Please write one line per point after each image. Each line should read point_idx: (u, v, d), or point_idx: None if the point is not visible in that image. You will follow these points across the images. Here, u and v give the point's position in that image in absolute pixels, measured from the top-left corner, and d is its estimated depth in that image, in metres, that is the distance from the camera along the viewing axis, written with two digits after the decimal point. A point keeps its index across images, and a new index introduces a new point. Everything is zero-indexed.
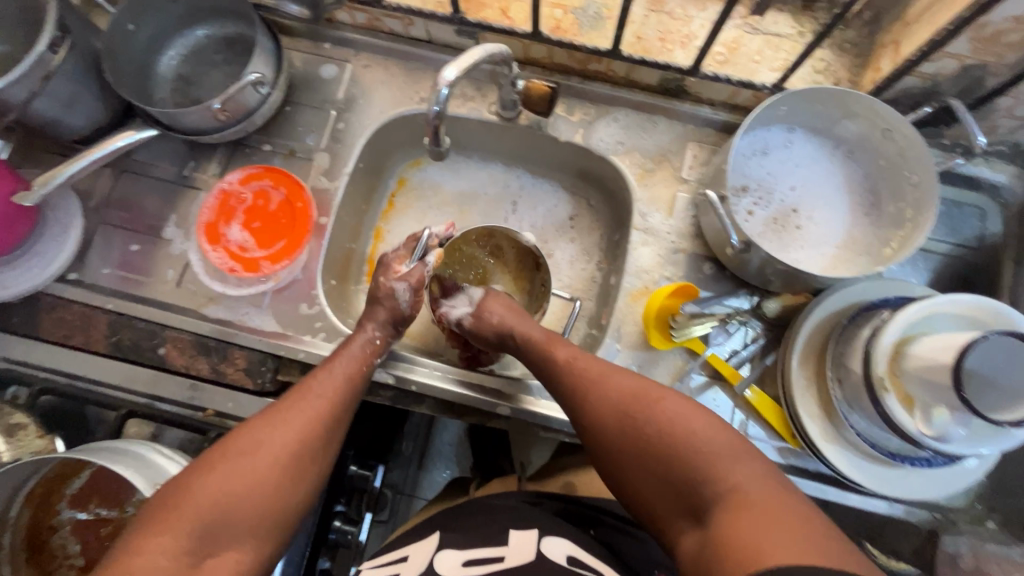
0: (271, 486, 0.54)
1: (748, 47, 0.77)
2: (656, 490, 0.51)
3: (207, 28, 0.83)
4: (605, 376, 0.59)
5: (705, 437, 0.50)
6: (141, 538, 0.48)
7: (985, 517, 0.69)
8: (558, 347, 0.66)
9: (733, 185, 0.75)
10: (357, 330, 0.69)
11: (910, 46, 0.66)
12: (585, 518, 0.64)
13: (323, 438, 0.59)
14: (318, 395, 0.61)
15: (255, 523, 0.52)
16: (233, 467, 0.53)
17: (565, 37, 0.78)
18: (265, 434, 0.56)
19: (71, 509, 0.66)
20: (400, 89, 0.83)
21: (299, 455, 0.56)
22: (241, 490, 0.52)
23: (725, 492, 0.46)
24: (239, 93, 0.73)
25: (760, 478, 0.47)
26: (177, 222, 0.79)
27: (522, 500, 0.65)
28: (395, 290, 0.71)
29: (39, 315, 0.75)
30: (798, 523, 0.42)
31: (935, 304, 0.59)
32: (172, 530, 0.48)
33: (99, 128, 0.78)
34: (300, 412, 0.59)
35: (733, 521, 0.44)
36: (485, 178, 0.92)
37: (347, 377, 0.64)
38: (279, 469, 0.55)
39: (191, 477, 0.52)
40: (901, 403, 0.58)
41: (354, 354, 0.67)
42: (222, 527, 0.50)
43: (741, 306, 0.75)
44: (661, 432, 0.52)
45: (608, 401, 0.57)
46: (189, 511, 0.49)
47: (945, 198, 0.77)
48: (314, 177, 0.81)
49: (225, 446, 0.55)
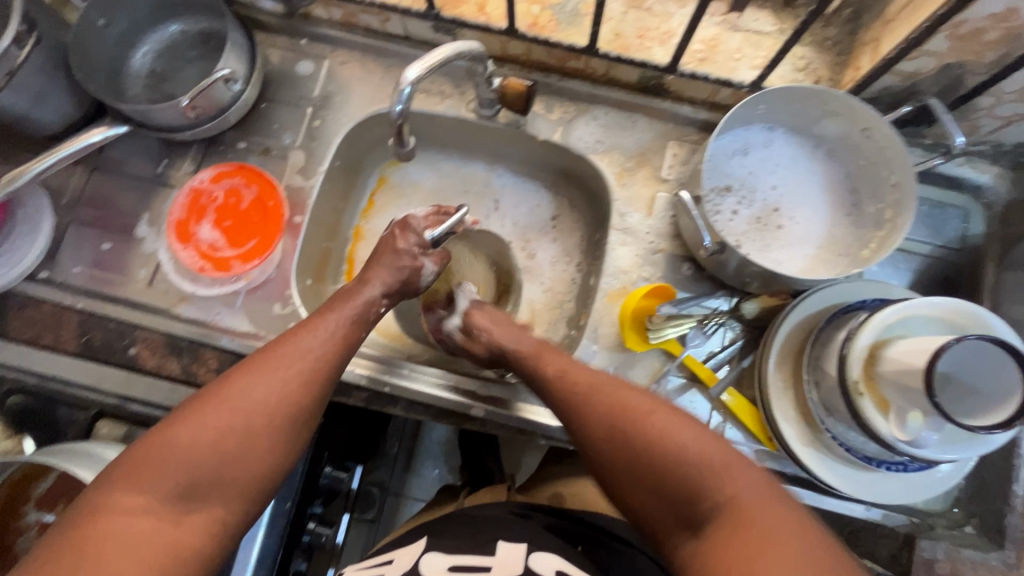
0: (255, 444, 0.51)
1: (728, 45, 0.76)
2: (654, 503, 0.51)
3: (181, 24, 0.81)
4: (593, 391, 0.57)
5: (706, 449, 0.50)
6: (121, 493, 0.46)
7: (963, 522, 0.68)
8: (546, 363, 0.63)
9: (712, 185, 0.74)
10: (359, 291, 0.65)
11: (889, 44, 0.65)
12: (575, 535, 0.60)
13: (311, 393, 0.56)
14: (317, 352, 0.58)
15: (243, 483, 0.51)
16: (222, 424, 0.51)
17: (542, 34, 0.76)
18: (249, 387, 0.53)
19: (38, 511, 0.64)
20: (377, 87, 0.82)
21: (293, 415, 0.54)
22: (230, 450, 0.50)
23: (729, 507, 0.46)
24: (210, 89, 0.72)
25: (759, 490, 0.47)
26: (150, 221, 0.78)
27: (512, 510, 0.64)
28: (422, 267, 0.70)
29: (9, 315, 0.74)
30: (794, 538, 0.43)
31: (909, 308, 0.59)
32: (156, 488, 0.47)
33: (70, 125, 0.76)
34: (296, 366, 0.56)
35: (740, 536, 0.44)
36: (466, 176, 0.91)
37: (345, 336, 0.61)
38: (271, 429, 0.52)
39: (176, 429, 0.50)
40: (877, 406, 0.58)
41: (354, 314, 0.63)
42: (210, 486, 0.49)
43: (719, 307, 0.74)
44: (659, 441, 0.51)
45: (602, 411, 0.55)
46: (173, 468, 0.48)
47: (927, 198, 0.76)
48: (289, 175, 0.80)
49: (209, 396, 0.52)
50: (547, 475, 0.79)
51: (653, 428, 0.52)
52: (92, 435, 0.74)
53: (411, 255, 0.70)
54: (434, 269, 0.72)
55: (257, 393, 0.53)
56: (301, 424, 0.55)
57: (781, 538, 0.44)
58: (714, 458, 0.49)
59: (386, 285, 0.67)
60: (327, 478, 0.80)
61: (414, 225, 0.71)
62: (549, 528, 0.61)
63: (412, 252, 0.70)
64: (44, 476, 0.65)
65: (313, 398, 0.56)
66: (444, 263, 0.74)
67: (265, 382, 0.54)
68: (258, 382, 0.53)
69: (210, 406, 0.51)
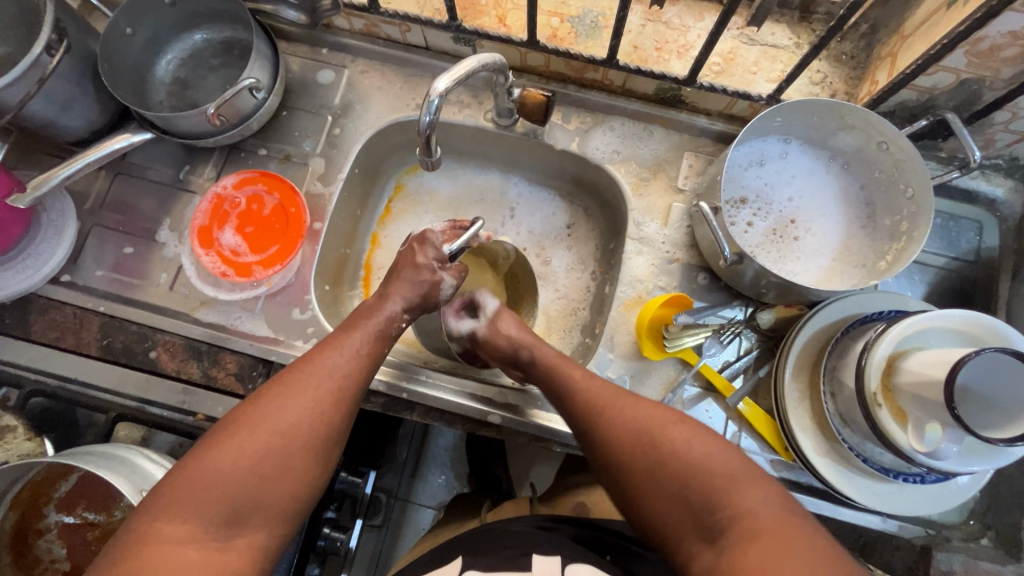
0: (291, 469, 0.52)
1: (745, 58, 0.77)
2: (674, 512, 0.51)
3: (205, 32, 0.83)
4: (619, 401, 0.59)
5: (721, 467, 0.51)
6: (164, 523, 0.47)
7: (979, 534, 0.68)
8: (569, 368, 0.65)
9: (730, 196, 0.75)
10: (381, 307, 0.66)
11: (906, 59, 0.66)
12: (608, 545, 0.62)
13: (342, 416, 0.57)
14: (344, 372, 0.58)
15: (282, 509, 0.51)
16: (258, 447, 0.51)
17: (562, 46, 0.77)
18: (283, 411, 0.54)
19: (58, 513, 0.66)
20: (397, 96, 0.83)
21: (326, 438, 0.55)
22: (267, 473, 0.51)
23: (744, 522, 0.47)
24: (235, 97, 0.73)
25: (773, 504, 0.48)
26: (171, 226, 0.79)
27: (538, 524, 0.64)
28: (441, 281, 0.70)
29: (31, 317, 0.75)
30: (802, 542, 0.45)
31: (928, 319, 0.59)
32: (198, 516, 0.48)
33: (95, 130, 0.78)
34: (324, 385, 0.56)
35: (760, 550, 0.45)
36: (481, 184, 0.92)
37: (369, 352, 0.62)
38: (307, 451, 0.53)
39: (213, 454, 0.50)
40: (894, 417, 0.58)
41: (377, 331, 0.64)
42: (250, 511, 0.50)
43: (735, 317, 0.74)
44: (675, 458, 0.52)
45: (619, 430, 0.56)
46: (214, 496, 0.48)
47: (942, 211, 0.76)
48: (309, 182, 0.81)
49: (242, 420, 0.53)
50: (565, 486, 0.79)
51: (670, 447, 0.53)
52: (110, 437, 0.74)
53: (430, 270, 0.70)
54: (454, 283, 0.71)
55: (291, 414, 0.54)
56: (332, 443, 0.56)
57: (798, 553, 0.44)
58: (729, 476, 0.50)
59: (407, 301, 0.68)
60: (343, 482, 0.81)
61: (432, 239, 0.71)
62: (577, 538, 0.62)
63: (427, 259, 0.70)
64: (61, 481, 0.66)
65: (343, 417, 0.57)
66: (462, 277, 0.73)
67: (298, 404, 0.54)
68: (291, 404, 0.54)
69: (246, 431, 0.52)
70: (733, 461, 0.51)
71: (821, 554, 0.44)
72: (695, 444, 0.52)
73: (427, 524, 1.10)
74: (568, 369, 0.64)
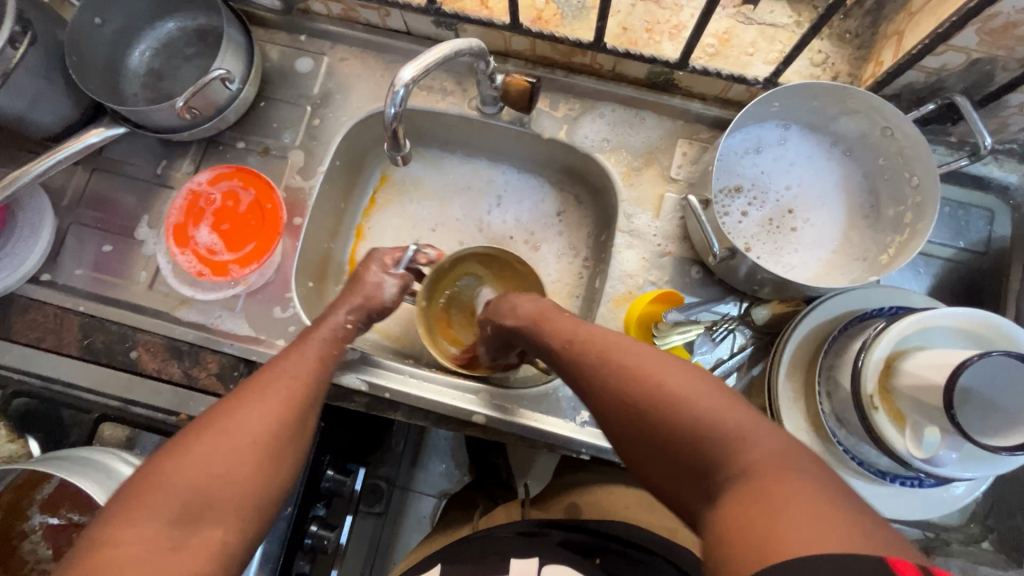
0: (252, 467, 0.51)
1: (741, 39, 0.73)
2: (675, 471, 0.46)
3: (178, 20, 0.80)
4: (604, 358, 0.53)
5: (715, 417, 0.45)
6: (119, 528, 0.45)
7: (980, 537, 0.66)
8: (554, 329, 0.60)
9: (725, 185, 0.72)
10: (326, 316, 0.67)
11: (912, 39, 0.62)
12: (592, 547, 0.61)
13: (300, 415, 0.57)
14: (296, 374, 0.59)
15: (244, 502, 0.50)
16: (214, 446, 0.51)
17: (547, 29, 0.74)
18: (242, 411, 0.54)
19: (43, 513, 0.64)
20: (379, 84, 0.80)
21: (281, 435, 0.54)
22: (223, 468, 0.50)
23: (744, 474, 0.41)
24: (206, 89, 0.70)
25: (780, 453, 0.42)
26: (150, 223, 0.78)
27: (522, 531, 0.63)
28: (383, 283, 0.71)
29: (13, 317, 0.74)
30: (799, 491, 0.38)
31: (928, 318, 0.56)
32: (153, 516, 0.46)
33: (70, 125, 0.75)
34: (279, 389, 0.57)
35: (756, 501, 0.39)
36: (468, 173, 0.88)
37: (317, 357, 0.62)
38: (263, 449, 0.52)
39: (165, 462, 0.50)
40: (892, 421, 0.56)
41: (325, 336, 0.64)
42: (205, 506, 0.48)
43: (729, 312, 0.72)
44: (664, 406, 0.47)
45: (610, 377, 0.51)
46: (170, 495, 0.47)
47: (950, 199, 0.72)
48: (289, 176, 0.78)
49: (201, 425, 0.53)
50: (562, 484, 0.78)
51: (666, 395, 0.47)
52: (96, 438, 0.70)
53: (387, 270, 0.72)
54: (397, 286, 0.72)
55: (247, 417, 0.53)
56: (290, 441, 0.55)
57: (801, 505, 0.37)
58: (726, 418, 0.45)
59: (351, 307, 0.68)
60: (329, 481, 0.79)
61: (377, 256, 0.73)
62: (564, 543, 0.61)
63: (379, 269, 0.72)
64: (45, 482, 0.64)
65: (298, 415, 0.56)
66: (410, 283, 0.73)
67: (251, 408, 0.54)
68: (243, 408, 0.54)
69: (203, 432, 0.52)
70: (741, 412, 0.45)
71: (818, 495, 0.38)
72: (694, 395, 0.46)
73: (429, 511, 1.10)
74: (556, 329, 0.60)
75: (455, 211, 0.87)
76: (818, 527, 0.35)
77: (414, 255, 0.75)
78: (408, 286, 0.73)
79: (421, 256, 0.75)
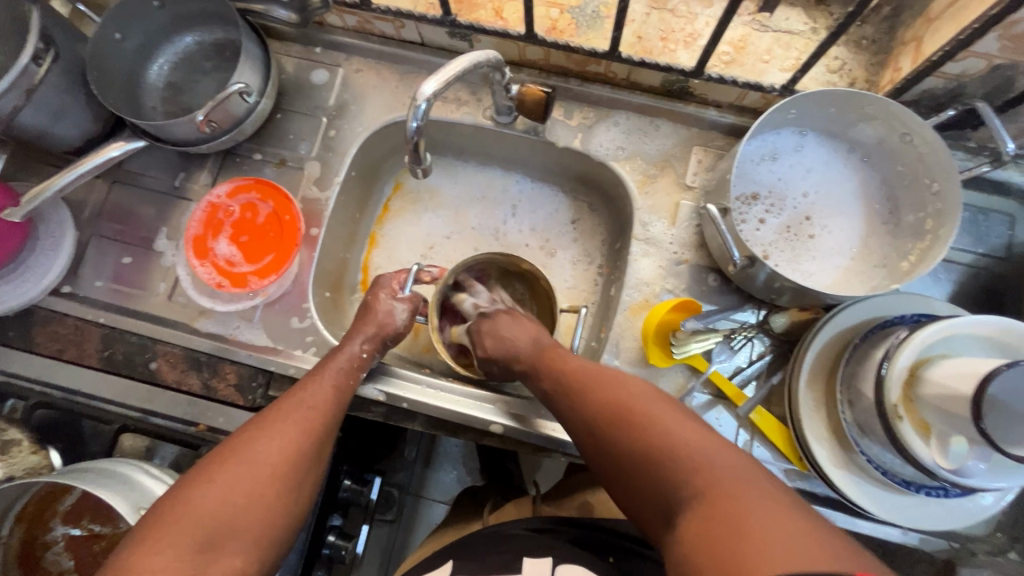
0: (269, 497, 0.52)
1: (757, 46, 0.73)
2: (643, 496, 0.49)
3: (196, 34, 0.81)
4: (582, 393, 0.57)
5: (676, 436, 0.48)
6: (140, 557, 0.46)
7: (1007, 548, 0.65)
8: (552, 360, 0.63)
9: (742, 193, 0.71)
10: (341, 346, 0.67)
11: (932, 45, 0.62)
12: (605, 545, 0.62)
13: (316, 446, 0.57)
14: (312, 403, 0.59)
15: (260, 531, 0.51)
16: (233, 476, 0.51)
17: (561, 39, 0.74)
18: (259, 441, 0.54)
19: (64, 525, 0.65)
20: (394, 95, 0.81)
21: (297, 464, 0.55)
22: (241, 501, 0.51)
23: (703, 492, 0.44)
24: (225, 103, 0.71)
25: (733, 466, 0.45)
26: (168, 234, 0.78)
27: (532, 527, 0.63)
28: (394, 309, 0.72)
29: (34, 329, 0.74)
30: (758, 509, 0.41)
31: (954, 326, 0.55)
32: (174, 545, 0.46)
33: (90, 140, 0.76)
34: (296, 420, 0.57)
35: (721, 517, 0.41)
36: (482, 181, 0.89)
37: (334, 385, 0.63)
38: (279, 478, 0.53)
39: (186, 491, 0.50)
40: (917, 430, 0.55)
41: (342, 366, 0.65)
42: (227, 534, 0.49)
43: (748, 320, 0.71)
44: (634, 431, 0.50)
45: (584, 414, 0.55)
46: (189, 524, 0.48)
47: (970, 204, 0.72)
48: (305, 187, 0.79)
49: (221, 455, 0.53)
50: (569, 483, 0.78)
51: (635, 423, 0.51)
52: (117, 448, 0.73)
53: (389, 297, 0.73)
54: (408, 310, 0.73)
55: (263, 447, 0.54)
56: (304, 470, 0.56)
57: (764, 522, 0.40)
58: (686, 439, 0.48)
59: (365, 336, 0.69)
60: (346, 491, 0.79)
61: (383, 283, 0.74)
62: (575, 541, 0.62)
63: (388, 296, 0.73)
64: (67, 493, 0.65)
65: (314, 446, 0.57)
66: (418, 306, 0.75)
67: (268, 438, 0.55)
68: (260, 438, 0.55)
69: (222, 463, 0.52)
70: (699, 434, 0.48)
71: (781, 513, 0.41)
72: (658, 423, 0.50)
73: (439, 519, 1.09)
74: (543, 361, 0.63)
75: (471, 218, 0.88)
76: (781, 535, 0.39)
77: (418, 275, 0.77)
78: (417, 308, 0.75)
79: (424, 274, 0.77)
